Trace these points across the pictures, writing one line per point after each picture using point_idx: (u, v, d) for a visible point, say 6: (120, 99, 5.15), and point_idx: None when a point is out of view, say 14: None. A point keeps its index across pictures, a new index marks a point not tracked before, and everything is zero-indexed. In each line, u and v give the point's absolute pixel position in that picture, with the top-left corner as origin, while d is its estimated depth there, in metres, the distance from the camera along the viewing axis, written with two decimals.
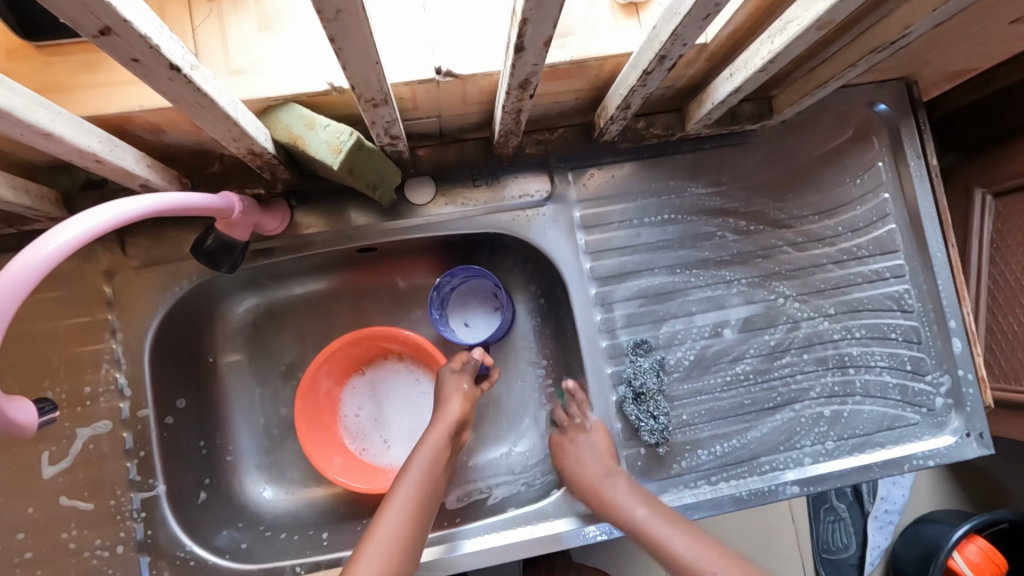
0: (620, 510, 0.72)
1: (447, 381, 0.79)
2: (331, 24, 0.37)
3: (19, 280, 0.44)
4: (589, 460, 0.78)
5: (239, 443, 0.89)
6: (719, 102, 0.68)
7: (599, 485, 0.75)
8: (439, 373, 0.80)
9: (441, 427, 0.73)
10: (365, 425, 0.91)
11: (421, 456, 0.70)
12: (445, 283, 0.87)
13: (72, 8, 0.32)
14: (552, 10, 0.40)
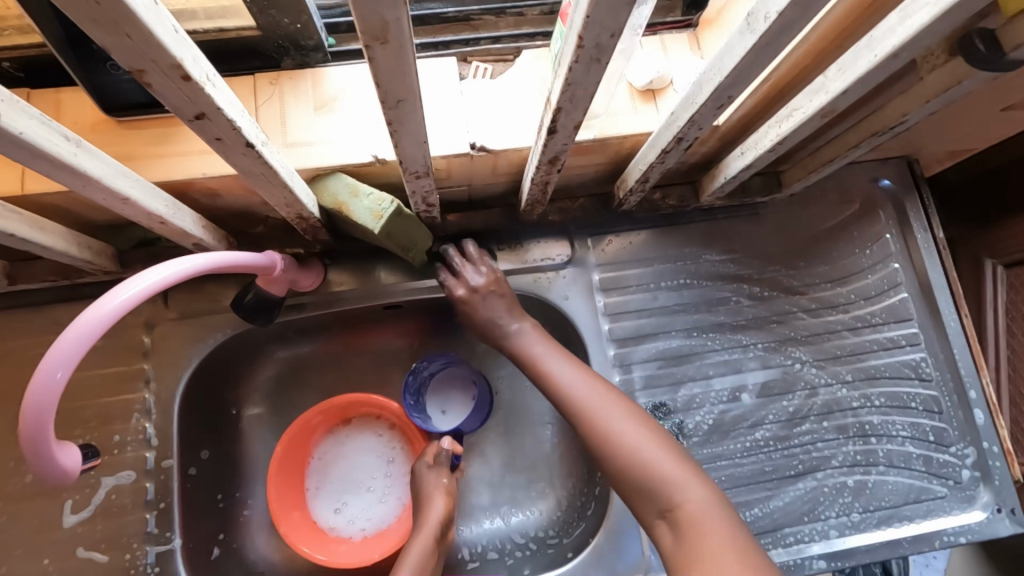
0: (562, 385, 0.72)
1: (425, 476, 0.81)
2: (391, 110, 0.42)
3: (92, 325, 0.47)
4: (540, 339, 0.77)
5: (255, 499, 0.88)
6: (732, 177, 0.73)
7: (545, 364, 0.75)
8: (417, 470, 0.82)
9: (425, 527, 0.76)
10: (340, 478, 0.90)
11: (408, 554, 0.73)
12: (413, 377, 0.89)
13: (177, 97, 0.36)
14: (583, 102, 0.46)
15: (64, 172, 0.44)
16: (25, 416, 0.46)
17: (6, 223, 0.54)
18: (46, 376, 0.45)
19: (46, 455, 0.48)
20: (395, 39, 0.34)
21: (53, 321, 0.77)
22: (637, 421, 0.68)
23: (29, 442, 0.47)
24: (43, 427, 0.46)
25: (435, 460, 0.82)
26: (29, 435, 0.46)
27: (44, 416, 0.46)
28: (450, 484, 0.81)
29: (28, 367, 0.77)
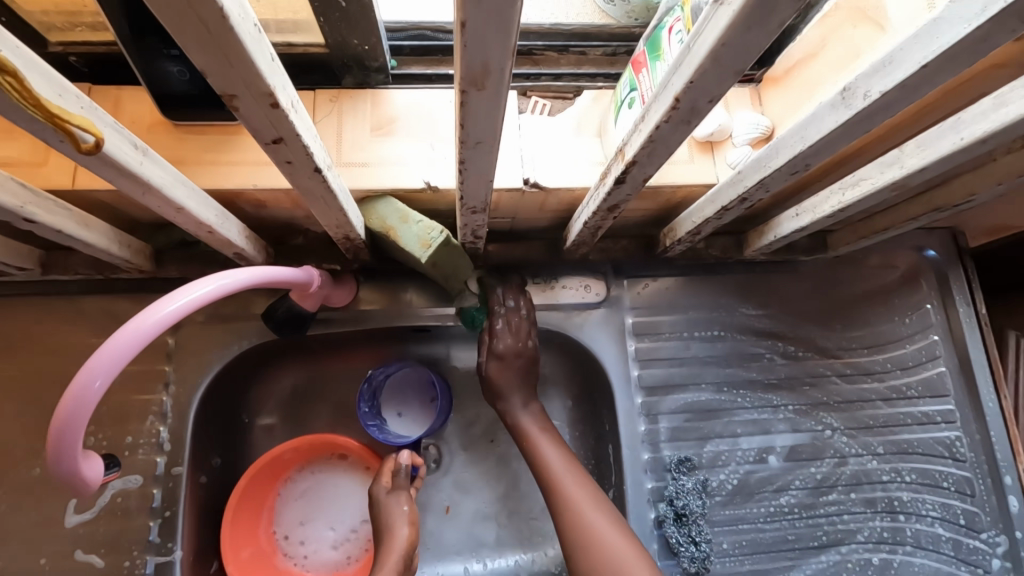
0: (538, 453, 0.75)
1: (388, 502, 0.76)
2: (468, 150, 0.41)
3: (136, 335, 0.46)
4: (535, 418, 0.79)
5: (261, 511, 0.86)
6: (783, 237, 0.72)
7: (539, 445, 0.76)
8: (377, 497, 0.77)
9: (391, 562, 0.71)
10: (326, 499, 0.87)
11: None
12: (367, 385, 0.86)
13: (260, 122, 0.35)
14: (660, 158, 0.44)
15: (128, 179, 0.43)
16: (58, 421, 0.45)
17: (56, 218, 0.53)
18: (85, 385, 0.45)
19: (72, 462, 0.48)
20: (492, 87, 0.33)
21: (81, 314, 0.76)
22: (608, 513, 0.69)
23: (55, 448, 0.46)
24: (74, 432, 0.46)
25: (396, 483, 0.78)
26: (59, 442, 0.46)
27: (77, 423, 0.46)
28: (412, 509, 0.76)
29: (51, 357, 0.75)
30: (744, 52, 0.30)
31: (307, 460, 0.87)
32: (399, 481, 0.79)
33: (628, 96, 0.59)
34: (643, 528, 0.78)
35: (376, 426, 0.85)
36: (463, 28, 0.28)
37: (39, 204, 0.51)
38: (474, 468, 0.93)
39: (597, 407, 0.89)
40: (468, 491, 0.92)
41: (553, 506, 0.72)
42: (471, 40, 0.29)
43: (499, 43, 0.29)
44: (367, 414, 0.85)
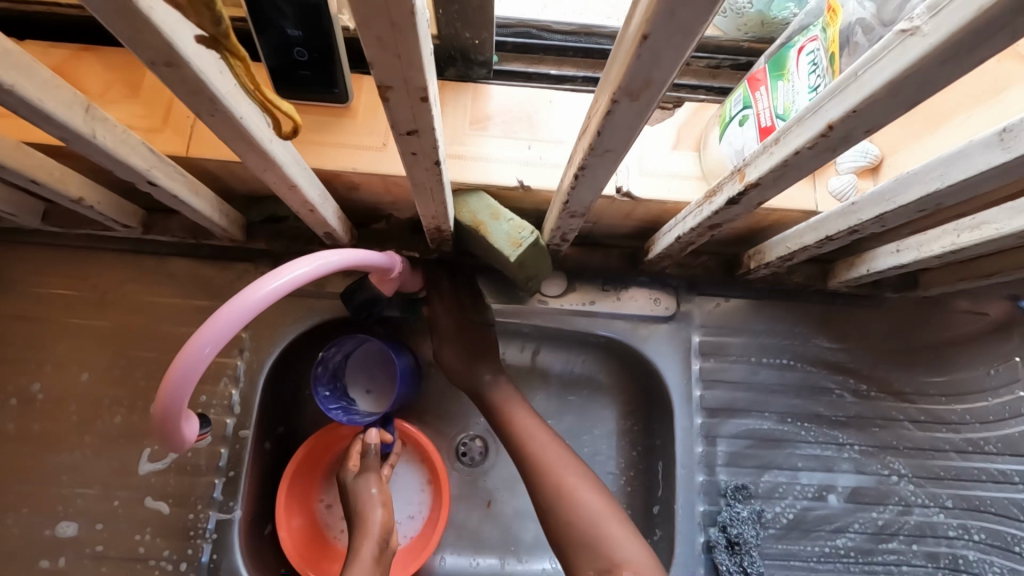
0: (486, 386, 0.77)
1: (358, 485, 0.78)
2: (593, 157, 0.41)
3: (246, 309, 0.49)
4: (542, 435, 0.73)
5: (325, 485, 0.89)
6: (877, 272, 0.69)
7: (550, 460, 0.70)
8: (346, 483, 0.79)
9: (366, 543, 0.72)
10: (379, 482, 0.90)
11: (357, 570, 0.70)
12: (322, 367, 0.83)
13: (405, 114, 0.36)
14: (783, 182, 0.43)
15: (258, 155, 0.45)
16: (167, 386, 0.48)
17: (174, 184, 0.56)
18: (197, 354, 0.48)
19: (174, 422, 0.50)
20: (646, 98, 0.33)
21: (171, 273, 0.80)
22: (631, 532, 0.65)
23: (161, 410, 0.49)
24: (184, 396, 0.49)
25: (365, 465, 0.80)
26: (167, 406, 0.49)
27: (184, 388, 0.49)
28: (381, 490, 0.78)
29: (139, 312, 0.79)
30: (927, 87, 0.29)
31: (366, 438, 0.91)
32: (367, 462, 0.81)
33: (740, 112, 0.56)
34: (691, 550, 0.77)
35: (341, 408, 0.84)
36: (644, 42, 0.27)
37: (162, 169, 0.54)
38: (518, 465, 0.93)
39: (651, 421, 0.87)
40: (510, 489, 0.92)
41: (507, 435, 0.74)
42: (646, 53, 0.28)
43: (671, 58, 0.29)
44: (328, 398, 0.83)
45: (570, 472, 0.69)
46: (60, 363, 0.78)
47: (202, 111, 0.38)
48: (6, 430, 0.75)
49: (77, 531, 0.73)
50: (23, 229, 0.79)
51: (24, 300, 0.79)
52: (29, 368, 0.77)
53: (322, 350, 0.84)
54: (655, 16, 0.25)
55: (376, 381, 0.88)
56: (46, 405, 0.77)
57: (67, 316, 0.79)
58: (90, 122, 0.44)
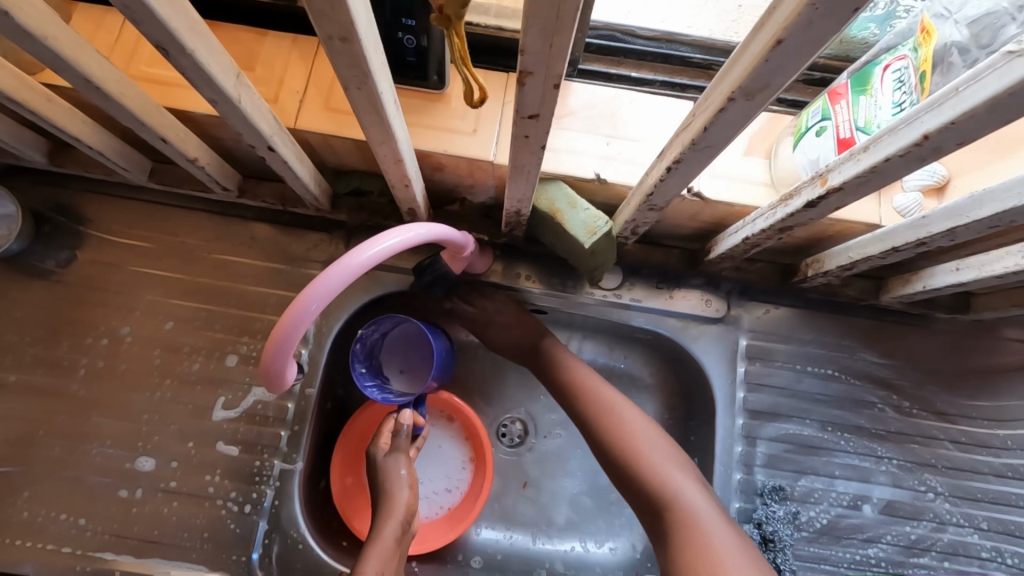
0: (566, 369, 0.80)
1: (387, 465, 0.78)
2: (692, 151, 0.45)
3: (347, 271, 0.53)
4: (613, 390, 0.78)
5: None
6: (934, 288, 0.71)
7: (620, 409, 0.76)
8: (375, 460, 0.79)
9: (391, 521, 0.72)
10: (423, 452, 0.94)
11: (378, 548, 0.70)
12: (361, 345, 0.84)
13: (534, 98, 0.40)
14: (866, 188, 0.46)
15: (381, 129, 0.50)
16: (273, 344, 0.53)
17: (287, 151, 0.61)
18: (306, 310, 0.52)
19: (280, 380, 0.57)
20: (760, 98, 0.36)
21: (254, 236, 0.86)
22: (705, 494, 0.68)
23: (267, 372, 0.56)
24: (286, 358, 0.55)
25: (397, 444, 0.80)
26: (272, 368, 0.55)
27: (288, 345, 0.54)
28: (410, 472, 0.78)
29: (223, 270, 0.85)
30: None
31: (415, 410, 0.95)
32: (398, 443, 0.81)
33: (818, 124, 0.59)
34: None
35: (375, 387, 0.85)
36: (776, 46, 0.31)
37: (281, 137, 0.59)
38: (555, 450, 0.97)
39: (691, 416, 0.91)
40: (547, 472, 0.96)
41: (579, 407, 0.77)
42: (774, 57, 0.32)
43: (796, 62, 0.32)
44: (364, 375, 0.84)
45: (649, 441, 0.72)
46: (148, 310, 0.84)
47: (351, 83, 0.43)
48: (98, 367, 0.82)
49: (153, 465, 0.79)
50: (126, 185, 0.86)
51: (123, 250, 0.85)
52: (121, 312, 0.84)
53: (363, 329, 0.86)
54: (795, 23, 0.29)
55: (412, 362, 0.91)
56: (135, 346, 0.83)
57: (158, 268, 0.85)
58: (238, 88, 0.49)
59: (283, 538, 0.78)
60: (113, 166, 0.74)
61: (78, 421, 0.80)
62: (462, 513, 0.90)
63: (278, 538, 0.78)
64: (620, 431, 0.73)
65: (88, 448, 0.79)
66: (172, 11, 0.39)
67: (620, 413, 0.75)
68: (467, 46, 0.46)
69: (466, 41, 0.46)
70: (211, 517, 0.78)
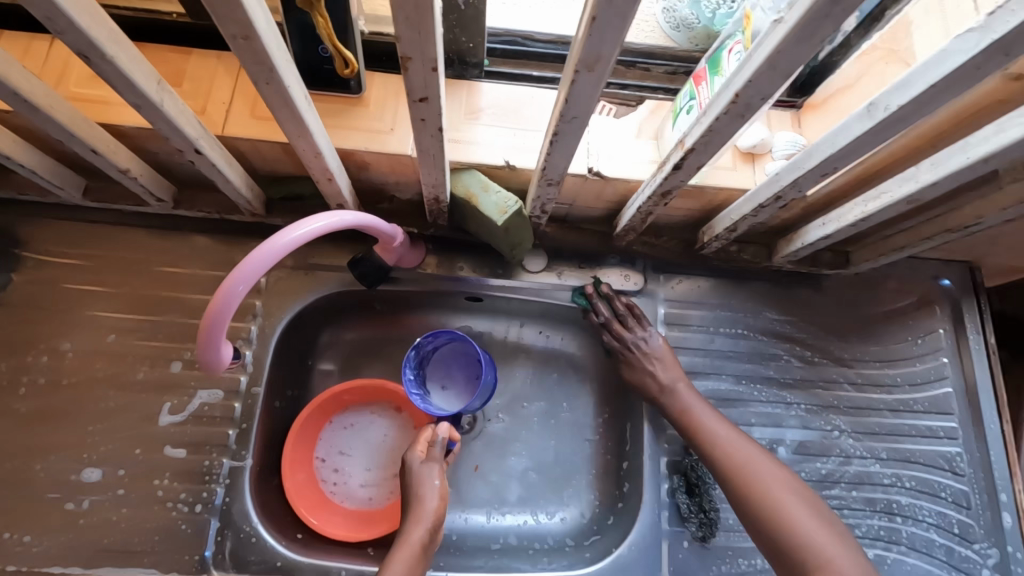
0: (703, 422, 0.83)
1: (421, 472, 0.84)
2: (564, 124, 0.52)
3: (272, 252, 0.58)
4: (743, 442, 0.81)
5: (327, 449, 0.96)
6: (809, 243, 0.81)
7: (742, 458, 0.79)
8: (411, 465, 0.85)
9: (419, 526, 0.78)
10: (373, 443, 0.98)
11: (403, 549, 0.76)
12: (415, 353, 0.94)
13: (419, 81, 0.47)
14: (714, 147, 0.55)
15: (296, 123, 0.56)
16: (207, 326, 0.58)
17: (214, 154, 0.66)
18: (232, 293, 0.57)
19: (216, 362, 0.61)
20: (600, 70, 0.44)
21: (193, 246, 0.89)
22: (843, 542, 0.70)
23: (204, 356, 0.60)
24: (220, 342, 0.60)
25: (432, 454, 0.86)
26: (209, 350, 0.60)
27: (219, 328, 0.59)
28: (443, 483, 0.83)
29: (165, 281, 0.88)
30: (795, 58, 0.41)
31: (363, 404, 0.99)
32: (433, 452, 0.87)
33: (687, 104, 0.69)
34: (656, 495, 0.87)
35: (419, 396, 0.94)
36: (593, 23, 0.39)
37: (207, 141, 0.64)
38: (503, 431, 1.02)
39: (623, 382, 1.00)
40: (496, 452, 1.01)
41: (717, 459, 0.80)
42: (595, 32, 0.40)
43: (614, 36, 0.40)
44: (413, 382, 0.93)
45: (784, 487, 0.75)
46: (89, 325, 0.86)
47: (259, 79, 0.49)
48: (39, 384, 0.83)
49: (100, 476, 0.80)
50: (61, 205, 0.88)
51: (60, 268, 0.87)
52: (61, 329, 0.85)
53: (420, 338, 0.96)
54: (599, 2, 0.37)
55: (454, 380, 1.00)
56: (77, 360, 0.84)
57: (97, 283, 0.87)
58: (159, 92, 0.54)
59: (236, 533, 0.80)
60: (46, 185, 0.76)
61: (20, 439, 0.81)
62: None
63: (230, 534, 0.80)
64: (753, 479, 0.76)
65: (31, 465, 0.80)
66: (90, 21, 0.44)
67: (749, 464, 0.78)
68: (331, 23, 0.60)
69: (329, 20, 0.60)
70: (162, 520, 0.79)
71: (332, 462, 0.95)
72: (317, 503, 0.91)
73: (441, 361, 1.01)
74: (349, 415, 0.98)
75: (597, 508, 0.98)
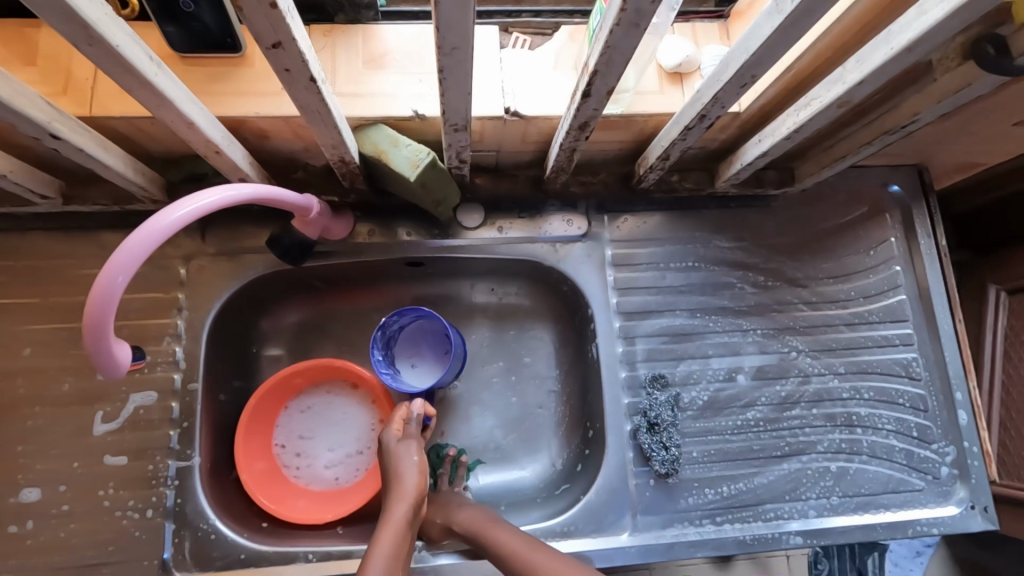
0: (471, 526, 0.76)
1: (399, 449, 0.80)
2: (445, 58, 0.46)
3: (150, 237, 0.53)
4: (519, 534, 0.73)
5: (286, 433, 0.93)
6: (747, 164, 0.77)
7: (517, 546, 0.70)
8: (388, 444, 0.81)
9: (402, 503, 0.74)
10: (334, 422, 0.95)
11: (388, 528, 0.72)
12: (381, 332, 0.91)
13: (262, 26, 0.41)
14: (618, 67, 0.50)
15: (146, 89, 0.49)
16: (89, 326, 0.54)
17: (79, 138, 0.59)
18: (111, 285, 0.53)
19: (113, 365, 0.57)
20: None
21: (101, 243, 0.83)
22: None
23: (97, 359, 0.56)
24: (110, 339, 0.56)
25: (408, 432, 0.83)
26: (99, 353, 0.56)
27: (105, 328, 0.54)
28: (422, 459, 0.80)
29: (77, 284, 0.82)
30: None
31: (315, 384, 0.95)
32: (409, 430, 0.84)
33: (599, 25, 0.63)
34: (620, 438, 0.86)
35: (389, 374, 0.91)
36: None
37: (64, 123, 0.57)
38: (466, 395, 1.00)
39: (580, 330, 0.97)
40: (460, 416, 0.99)
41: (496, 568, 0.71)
42: None
43: None
44: (381, 361, 0.91)
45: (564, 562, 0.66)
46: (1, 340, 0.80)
47: (78, 40, 0.42)
48: None
49: (40, 495, 0.77)
50: None
51: None
52: None
53: (386, 318, 0.92)
54: None
55: (424, 357, 0.97)
56: None
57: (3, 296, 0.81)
58: None
59: (193, 532, 0.78)
60: None
61: None
62: (376, 471, 0.90)
63: (188, 534, 0.78)
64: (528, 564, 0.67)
65: None
66: None
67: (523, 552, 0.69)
68: None
69: None
70: (112, 530, 0.76)
71: (293, 446, 0.93)
72: (280, 490, 0.88)
73: (409, 339, 0.98)
74: (303, 397, 0.94)
75: (568, 456, 0.97)
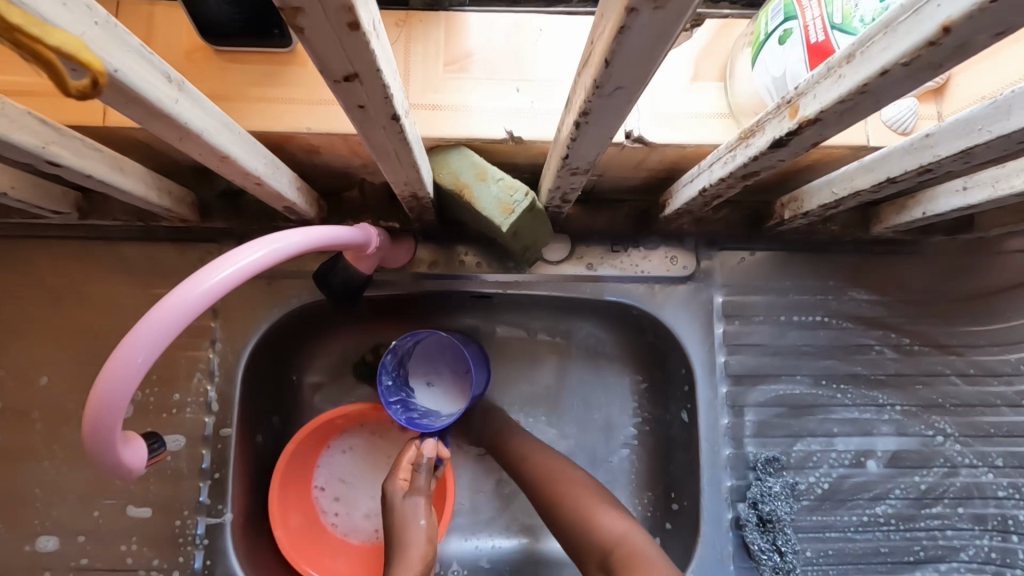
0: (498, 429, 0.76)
1: (406, 510, 0.68)
2: (598, 99, 0.31)
3: (182, 308, 0.41)
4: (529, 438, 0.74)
5: (324, 476, 0.82)
6: (935, 214, 0.57)
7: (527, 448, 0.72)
8: (392, 501, 0.69)
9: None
10: (378, 467, 0.84)
11: None
12: (392, 355, 0.75)
13: (332, 51, 0.26)
14: (856, 115, 0.33)
15: (162, 121, 0.35)
16: (89, 433, 0.42)
17: (86, 162, 0.46)
18: (110, 407, 0.41)
19: (127, 467, 0.47)
20: (676, 5, 0.23)
21: (124, 260, 0.71)
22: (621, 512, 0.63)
23: (102, 463, 0.45)
24: (118, 454, 0.45)
25: (415, 484, 0.70)
26: (103, 458, 0.45)
27: (111, 431, 0.43)
28: (431, 524, 0.68)
29: (96, 306, 0.71)
30: None
31: (359, 423, 0.83)
32: (417, 481, 0.70)
33: (780, 27, 0.45)
34: (718, 528, 0.71)
35: (399, 403, 0.76)
36: None
37: (65, 145, 0.43)
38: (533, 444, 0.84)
39: (667, 376, 0.80)
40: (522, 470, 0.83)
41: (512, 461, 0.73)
42: None
43: None
44: (390, 389, 0.75)
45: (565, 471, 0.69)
46: (16, 366, 0.70)
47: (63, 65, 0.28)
48: None
49: (58, 545, 0.68)
50: None
51: None
52: None
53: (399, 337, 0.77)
54: None
55: (443, 378, 0.81)
56: (7, 411, 0.70)
57: (18, 315, 0.71)
58: None
59: None
60: None
61: None
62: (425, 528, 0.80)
63: None
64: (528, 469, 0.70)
65: None
66: None
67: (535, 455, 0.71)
68: None
69: None
70: None
71: (331, 492, 0.82)
72: (315, 544, 0.78)
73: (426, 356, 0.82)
74: (344, 436, 0.83)
75: (650, 511, 0.80)
